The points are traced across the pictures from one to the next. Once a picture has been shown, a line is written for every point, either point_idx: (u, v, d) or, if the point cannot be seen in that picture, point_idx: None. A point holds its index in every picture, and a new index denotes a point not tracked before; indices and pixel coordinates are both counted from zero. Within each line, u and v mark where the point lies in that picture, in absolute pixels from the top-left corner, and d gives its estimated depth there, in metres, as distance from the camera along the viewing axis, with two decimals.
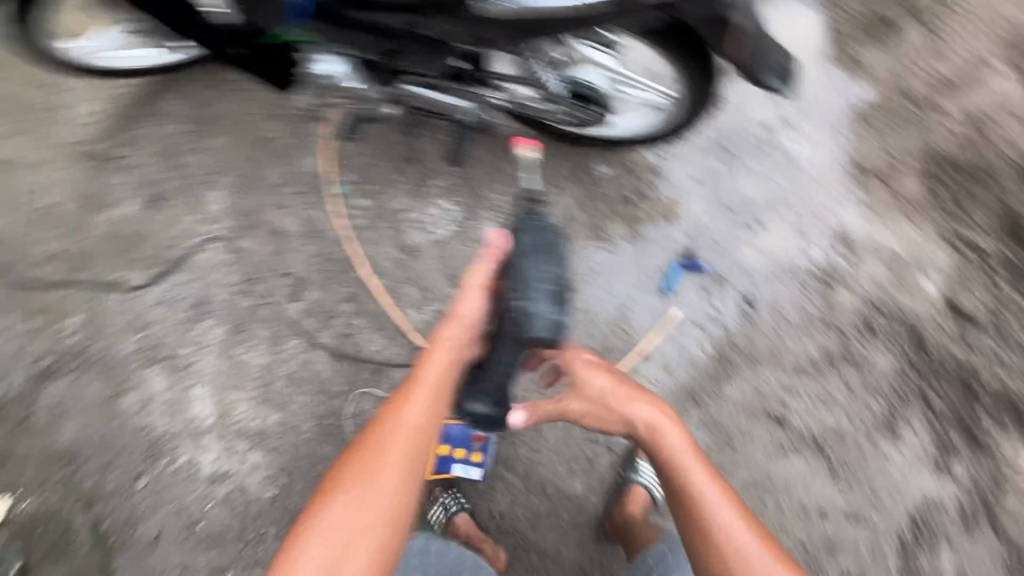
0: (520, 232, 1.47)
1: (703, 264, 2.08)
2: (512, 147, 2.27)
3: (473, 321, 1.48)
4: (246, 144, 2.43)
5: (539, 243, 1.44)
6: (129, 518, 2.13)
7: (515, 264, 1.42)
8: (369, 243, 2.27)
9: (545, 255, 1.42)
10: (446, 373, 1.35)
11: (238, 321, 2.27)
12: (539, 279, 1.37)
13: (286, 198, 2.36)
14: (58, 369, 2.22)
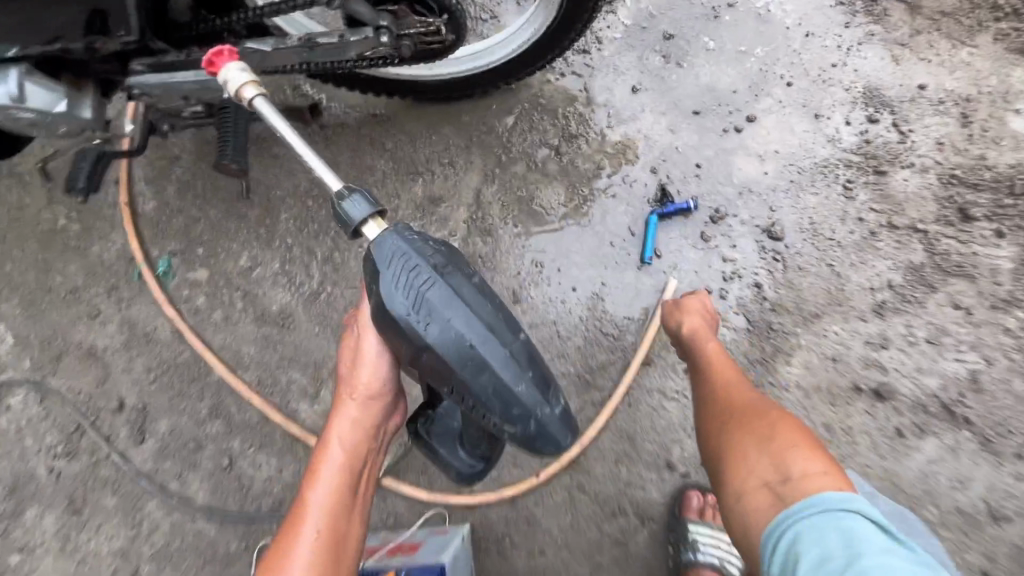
0: (402, 315, 0.83)
1: (688, 204, 1.38)
2: (372, 131, 1.57)
3: (374, 390, 1.06)
4: (26, 248, 1.71)
5: (452, 318, 0.82)
6: None
7: (449, 373, 0.83)
8: (221, 327, 1.56)
9: (478, 337, 0.82)
10: (351, 469, 1.05)
11: (71, 497, 1.54)
12: (504, 382, 0.81)
13: (94, 300, 1.64)
14: None
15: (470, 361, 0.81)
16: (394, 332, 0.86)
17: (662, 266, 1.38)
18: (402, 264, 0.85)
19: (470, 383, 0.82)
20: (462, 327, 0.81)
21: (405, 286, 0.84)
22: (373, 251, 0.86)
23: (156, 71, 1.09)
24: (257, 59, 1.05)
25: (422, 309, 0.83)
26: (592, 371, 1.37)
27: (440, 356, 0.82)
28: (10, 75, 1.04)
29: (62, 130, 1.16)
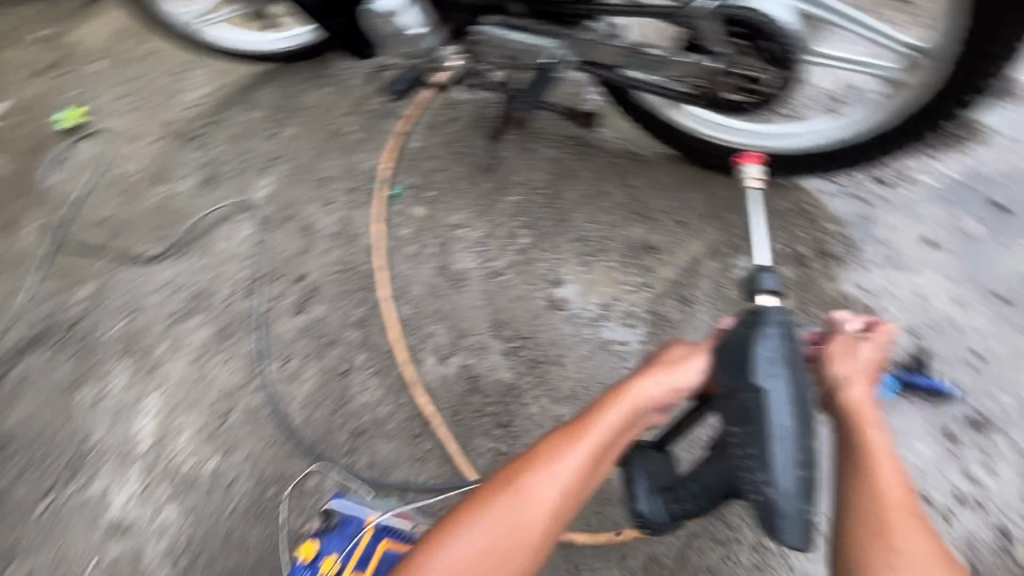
0: (761, 360, 0.90)
1: (945, 387, 1.14)
2: (626, 164, 1.60)
3: (686, 388, 0.99)
4: (317, 136, 2.09)
5: (789, 394, 0.88)
6: (8, 551, 1.54)
7: (748, 423, 0.88)
8: (407, 260, 1.69)
9: (793, 414, 0.87)
10: (620, 433, 0.96)
11: (227, 326, 1.76)
12: (788, 463, 0.85)
13: (334, 193, 1.92)
14: (38, 338, 1.82)
15: (779, 431, 0.86)
16: (739, 371, 0.91)
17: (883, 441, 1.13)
18: (776, 338, 0.92)
19: (769, 445, 0.86)
20: (792, 401, 0.87)
21: (772, 351, 0.90)
22: (755, 321, 0.95)
23: (498, 28, 1.24)
24: (589, 43, 1.20)
25: (775, 367, 0.89)
26: None
27: (764, 404, 0.87)
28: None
29: (404, 51, 1.36)
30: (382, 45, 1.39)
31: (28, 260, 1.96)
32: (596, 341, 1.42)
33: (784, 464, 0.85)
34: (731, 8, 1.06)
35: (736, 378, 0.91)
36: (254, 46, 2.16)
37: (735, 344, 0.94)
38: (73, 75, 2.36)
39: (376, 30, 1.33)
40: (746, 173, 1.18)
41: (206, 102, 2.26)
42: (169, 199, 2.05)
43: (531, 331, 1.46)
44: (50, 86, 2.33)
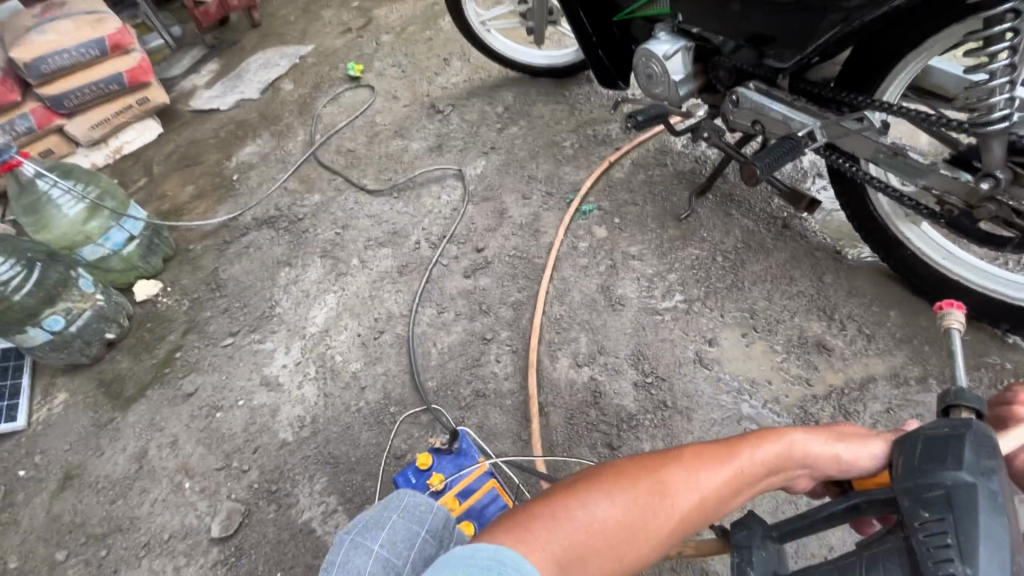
0: (960, 452, 0.64)
1: None
2: (825, 260, 1.58)
3: (854, 470, 0.77)
4: (536, 140, 2.34)
5: (1006, 495, 0.61)
6: (190, 364, 1.89)
7: (951, 514, 0.60)
8: (576, 268, 1.81)
9: (1013, 529, 0.59)
10: (769, 475, 0.75)
11: (406, 265, 2.04)
12: (1005, 570, 0.57)
13: (533, 192, 2.14)
14: (273, 220, 2.26)
15: (992, 535, 0.58)
16: (917, 454, 0.66)
17: None
18: (989, 439, 0.65)
19: (973, 544, 0.58)
20: (1007, 507, 0.60)
21: (986, 441, 0.65)
22: (963, 418, 0.69)
23: (758, 93, 1.32)
24: (845, 133, 1.22)
25: (993, 470, 0.62)
26: None
27: (978, 504, 0.60)
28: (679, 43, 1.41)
29: (657, 89, 1.49)
30: (638, 82, 1.54)
31: (291, 163, 2.46)
32: (732, 410, 1.40)
33: (993, 567, 0.57)
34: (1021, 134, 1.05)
35: (933, 466, 0.64)
36: (518, 57, 2.52)
37: (934, 425, 0.68)
38: (372, 43, 2.94)
39: (640, 69, 1.49)
40: (943, 315, 0.82)
41: (459, 88, 2.66)
42: (404, 151, 2.45)
43: (670, 375, 1.49)
44: (356, 47, 2.93)
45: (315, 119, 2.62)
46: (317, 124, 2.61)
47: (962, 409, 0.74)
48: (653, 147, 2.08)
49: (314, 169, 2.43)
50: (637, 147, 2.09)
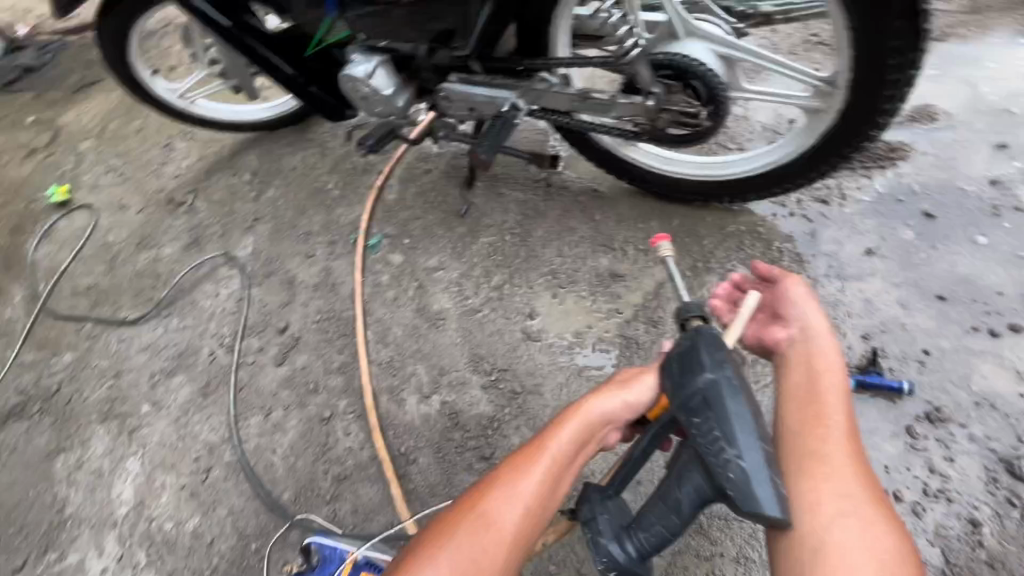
0: (698, 359, 0.86)
1: (902, 385, 1.15)
2: (588, 200, 1.71)
3: (642, 407, 0.95)
4: (298, 194, 2.19)
5: (737, 375, 0.84)
6: None
7: (711, 410, 0.82)
8: (386, 304, 1.74)
9: (748, 397, 0.83)
10: (576, 450, 0.92)
11: (209, 383, 1.76)
12: (752, 433, 0.80)
13: (316, 247, 1.99)
14: (17, 409, 1.79)
15: (738, 413, 0.81)
16: (674, 372, 0.88)
17: None
18: (712, 338, 0.88)
19: (729, 426, 0.80)
20: (740, 383, 0.83)
21: (710, 340, 0.88)
22: (694, 330, 0.90)
23: (461, 84, 1.38)
24: (539, 93, 1.30)
25: (718, 360, 0.85)
26: (715, 518, 1.15)
27: (723, 394, 0.82)
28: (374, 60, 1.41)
29: (377, 109, 1.48)
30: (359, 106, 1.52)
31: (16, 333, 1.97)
32: (571, 367, 1.45)
33: (745, 435, 0.80)
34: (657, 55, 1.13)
35: (689, 378, 0.85)
36: (239, 117, 2.31)
37: (676, 344, 0.90)
38: (65, 157, 2.47)
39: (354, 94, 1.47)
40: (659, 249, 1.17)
41: (193, 171, 2.36)
42: (155, 261, 2.10)
43: (509, 363, 1.50)
44: (46, 169, 2.43)
45: (26, 269, 2.12)
46: (30, 274, 2.11)
47: (693, 319, 0.94)
48: (412, 159, 2.07)
49: (49, 326, 1.97)
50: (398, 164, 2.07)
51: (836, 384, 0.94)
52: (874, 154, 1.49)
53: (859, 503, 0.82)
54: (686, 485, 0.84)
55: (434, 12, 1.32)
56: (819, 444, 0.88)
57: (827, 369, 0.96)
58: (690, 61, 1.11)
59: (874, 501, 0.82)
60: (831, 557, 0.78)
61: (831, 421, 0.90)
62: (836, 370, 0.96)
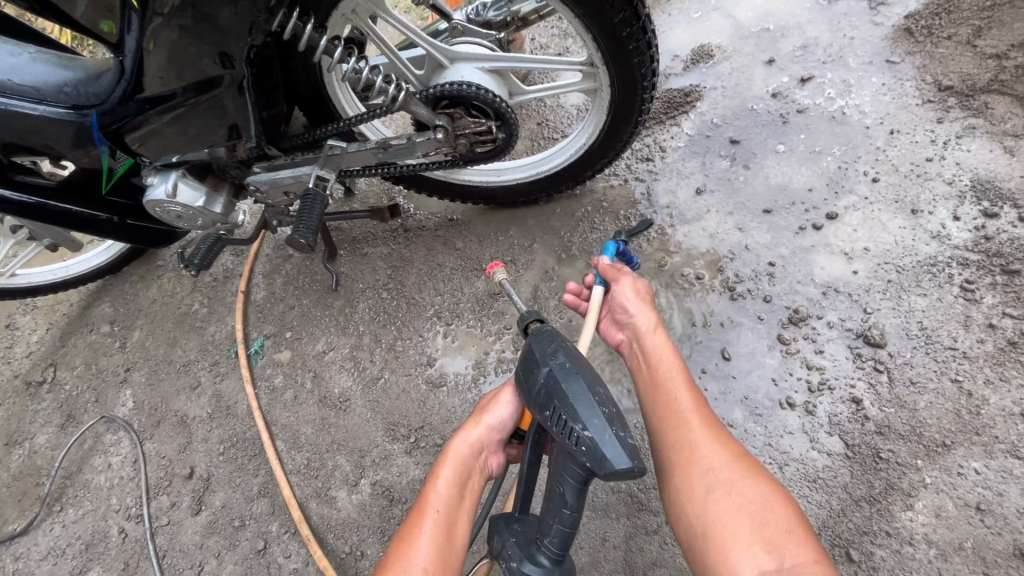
0: (534, 358, 0.99)
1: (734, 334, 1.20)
2: (447, 232, 1.71)
3: (500, 422, 1.09)
4: (164, 326, 1.92)
5: (568, 358, 0.96)
6: None
7: (553, 397, 0.93)
8: (286, 408, 1.63)
9: (582, 372, 0.94)
10: (461, 487, 1.03)
11: (127, 565, 1.57)
12: (590, 401, 0.90)
13: (199, 375, 1.80)
14: None
15: (574, 390, 0.92)
16: (523, 377, 1.00)
17: (735, 370, 1.19)
18: (544, 335, 1.02)
19: (571, 405, 0.91)
20: (572, 364, 0.96)
21: (542, 339, 1.02)
22: (533, 332, 1.05)
23: (267, 170, 1.30)
24: (338, 159, 1.26)
25: (551, 351, 0.99)
26: (654, 492, 1.18)
27: (558, 377, 0.94)
28: (170, 176, 1.22)
29: (199, 221, 1.32)
30: (171, 220, 1.34)
31: None
32: (481, 399, 1.47)
33: (583, 406, 0.90)
34: (428, 91, 1.16)
35: (532, 376, 0.98)
36: (67, 272, 1.96)
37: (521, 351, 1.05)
38: None
39: (166, 216, 1.30)
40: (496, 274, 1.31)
41: (11, 338, 2.00)
42: (27, 458, 1.77)
43: (423, 419, 1.48)
44: None
45: None
46: None
47: (532, 322, 1.13)
48: (266, 247, 1.91)
49: None
50: (257, 258, 1.90)
51: (674, 370, 1.03)
52: (673, 102, 1.57)
53: (717, 467, 0.88)
54: (567, 479, 0.91)
55: (206, 111, 1.11)
56: (679, 431, 0.95)
57: (662, 363, 1.05)
58: (460, 86, 1.15)
59: (730, 455, 0.90)
60: (706, 524, 0.84)
61: (679, 406, 0.98)
62: (671, 358, 1.05)
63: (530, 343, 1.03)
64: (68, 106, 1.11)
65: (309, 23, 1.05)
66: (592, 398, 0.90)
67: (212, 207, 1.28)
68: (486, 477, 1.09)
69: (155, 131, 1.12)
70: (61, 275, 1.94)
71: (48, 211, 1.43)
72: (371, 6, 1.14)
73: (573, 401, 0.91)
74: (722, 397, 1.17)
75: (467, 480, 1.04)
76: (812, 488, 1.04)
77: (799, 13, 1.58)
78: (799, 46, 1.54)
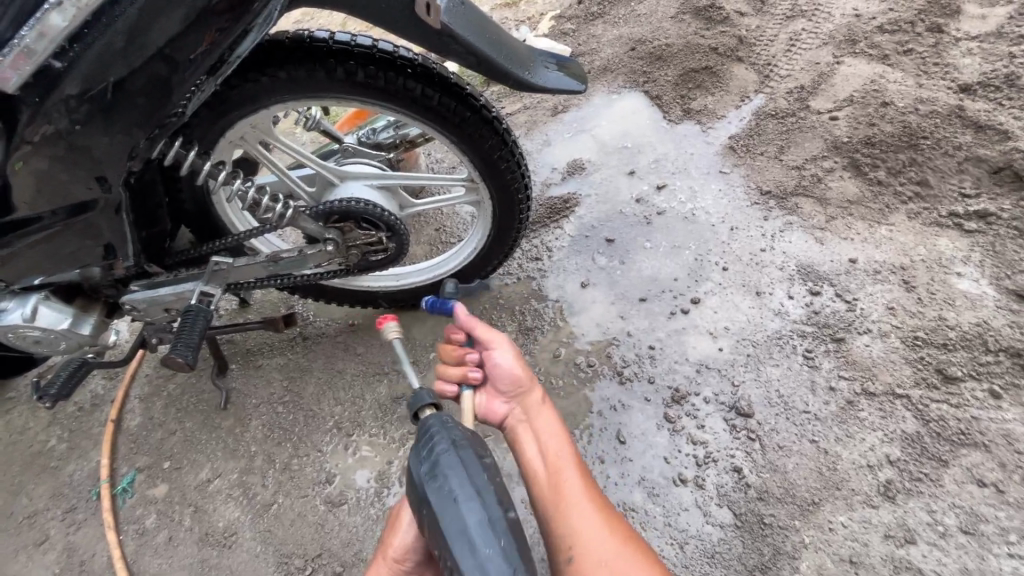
0: (417, 481, 0.85)
1: (618, 414, 1.31)
2: (348, 337, 1.70)
3: (403, 551, 0.98)
4: (7, 471, 1.63)
5: (451, 481, 0.82)
6: None
7: (438, 535, 0.80)
8: (159, 552, 1.41)
9: (469, 497, 0.80)
10: None
11: None
12: (477, 543, 0.76)
13: (46, 526, 1.51)
14: None
15: (456, 528, 0.78)
16: (412, 499, 0.87)
17: (630, 452, 1.25)
18: (427, 442, 0.89)
19: (454, 547, 0.77)
20: (456, 488, 0.81)
21: (422, 454, 0.88)
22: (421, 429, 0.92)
23: (146, 288, 1.25)
24: (225, 273, 1.25)
25: (433, 468, 0.84)
26: None
27: (436, 512, 0.80)
28: (29, 300, 1.14)
29: (61, 346, 1.21)
30: (26, 348, 1.22)
31: None
32: (386, 513, 1.39)
33: (468, 551, 0.76)
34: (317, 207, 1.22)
35: (418, 503, 0.85)
36: None
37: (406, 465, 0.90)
38: None
39: (19, 343, 1.18)
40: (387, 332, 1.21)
41: None
42: None
43: (321, 546, 1.36)
44: None
45: None
46: None
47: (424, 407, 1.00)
48: (142, 367, 1.74)
49: None
50: (133, 381, 1.72)
51: (562, 445, 1.07)
52: (554, 209, 1.76)
53: (608, 550, 0.91)
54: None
55: (78, 232, 1.07)
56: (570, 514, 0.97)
57: (551, 434, 1.09)
58: (349, 203, 1.22)
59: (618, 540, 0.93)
60: None
61: (567, 483, 1.01)
62: (557, 430, 1.10)
63: (417, 452, 0.89)
64: None
65: (192, 151, 1.09)
66: (478, 537, 0.77)
67: (78, 330, 1.19)
68: None
69: (11, 255, 1.05)
70: None
71: None
72: (260, 133, 1.19)
73: (455, 541, 0.77)
74: (621, 481, 1.22)
75: None
76: (712, 564, 1.09)
77: (649, 135, 1.89)
78: (652, 161, 1.82)
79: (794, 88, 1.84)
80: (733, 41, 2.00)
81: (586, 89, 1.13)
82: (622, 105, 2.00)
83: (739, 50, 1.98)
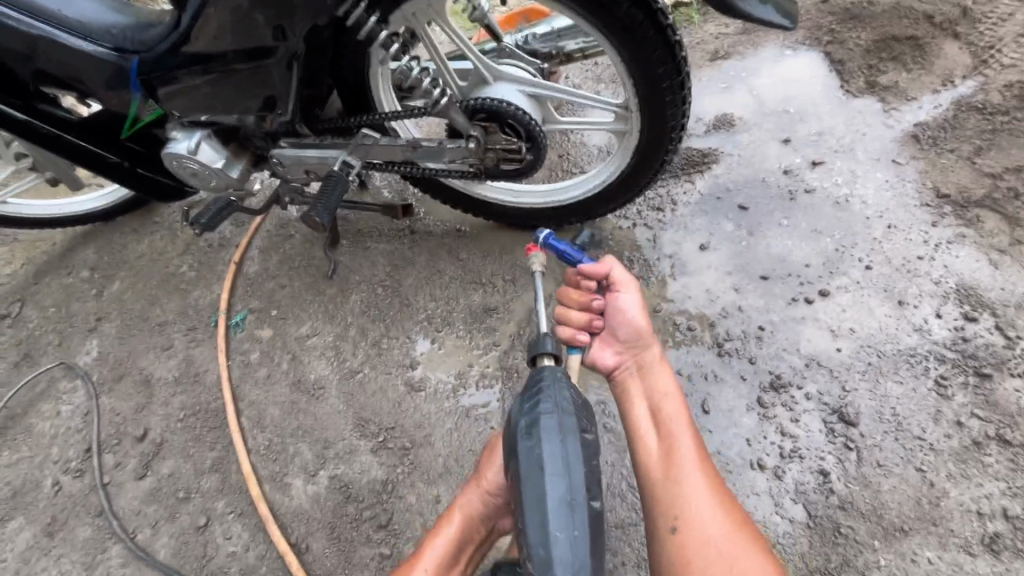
0: (515, 432, 0.92)
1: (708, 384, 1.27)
2: (453, 242, 1.73)
3: (497, 487, 1.12)
4: (146, 282, 1.86)
5: (541, 449, 0.87)
6: None
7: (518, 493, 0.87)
8: (259, 384, 1.59)
9: (554, 471, 0.85)
10: (456, 546, 1.11)
11: (53, 520, 1.50)
12: (550, 516, 0.82)
13: (172, 336, 1.74)
14: None
15: (535, 495, 0.84)
16: (507, 445, 0.95)
17: (711, 425, 1.22)
18: (531, 397, 0.95)
19: (526, 513, 0.84)
20: (541, 458, 0.86)
21: (524, 408, 0.94)
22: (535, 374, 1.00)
23: (294, 147, 1.31)
24: (368, 147, 1.29)
25: (530, 427, 0.90)
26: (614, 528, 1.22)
27: (519, 471, 0.87)
28: (194, 134, 1.22)
29: (211, 184, 1.30)
30: (184, 180, 1.33)
31: None
32: (458, 410, 1.47)
33: (539, 520, 0.82)
34: (469, 101, 1.23)
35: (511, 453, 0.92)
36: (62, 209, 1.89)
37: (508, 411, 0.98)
38: None
39: (179, 172, 1.28)
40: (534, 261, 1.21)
41: None
42: None
43: (396, 421, 1.48)
44: None
45: None
46: None
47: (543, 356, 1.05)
48: (264, 221, 1.88)
49: None
50: (257, 232, 1.87)
51: (677, 411, 1.08)
52: (691, 161, 1.64)
53: (717, 527, 0.93)
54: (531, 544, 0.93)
55: (251, 79, 1.13)
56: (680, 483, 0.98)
57: (665, 398, 1.10)
58: (499, 102, 1.21)
59: (729, 521, 0.94)
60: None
61: (679, 452, 1.02)
62: (673, 394, 1.11)
63: (521, 405, 0.95)
64: (111, 47, 1.18)
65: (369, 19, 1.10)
66: (552, 512, 0.82)
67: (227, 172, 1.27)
68: (490, 532, 1.16)
69: (191, 88, 1.15)
70: (58, 212, 1.88)
71: (58, 139, 1.43)
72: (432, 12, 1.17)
73: (527, 508, 0.84)
74: None
75: (464, 543, 1.11)
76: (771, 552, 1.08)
77: (819, 103, 1.68)
78: (814, 132, 1.63)
79: (1015, 82, 1.54)
80: (955, 12, 1.68)
81: (793, 27, 1.00)
82: (795, 64, 1.77)
83: (960, 24, 1.67)
